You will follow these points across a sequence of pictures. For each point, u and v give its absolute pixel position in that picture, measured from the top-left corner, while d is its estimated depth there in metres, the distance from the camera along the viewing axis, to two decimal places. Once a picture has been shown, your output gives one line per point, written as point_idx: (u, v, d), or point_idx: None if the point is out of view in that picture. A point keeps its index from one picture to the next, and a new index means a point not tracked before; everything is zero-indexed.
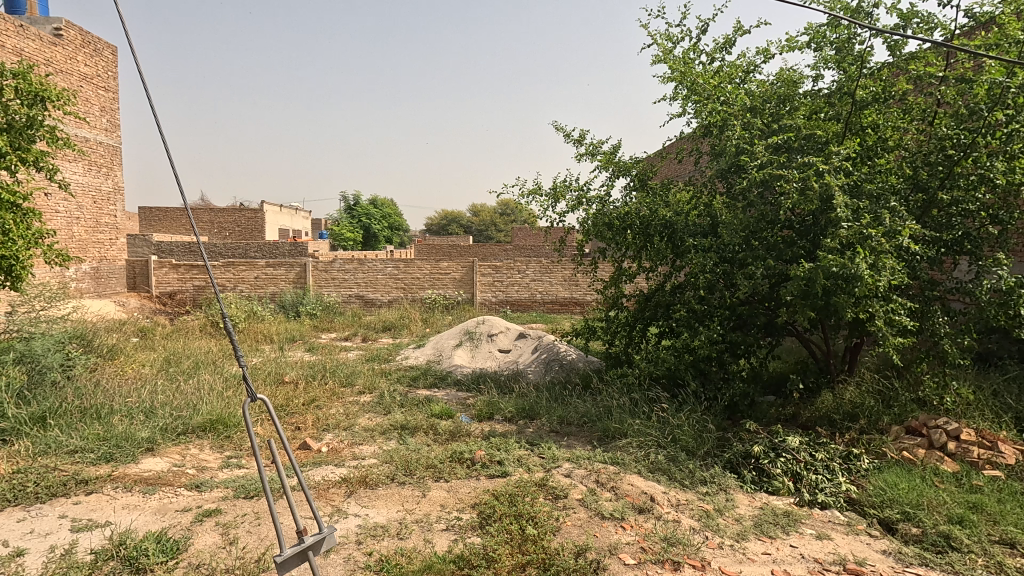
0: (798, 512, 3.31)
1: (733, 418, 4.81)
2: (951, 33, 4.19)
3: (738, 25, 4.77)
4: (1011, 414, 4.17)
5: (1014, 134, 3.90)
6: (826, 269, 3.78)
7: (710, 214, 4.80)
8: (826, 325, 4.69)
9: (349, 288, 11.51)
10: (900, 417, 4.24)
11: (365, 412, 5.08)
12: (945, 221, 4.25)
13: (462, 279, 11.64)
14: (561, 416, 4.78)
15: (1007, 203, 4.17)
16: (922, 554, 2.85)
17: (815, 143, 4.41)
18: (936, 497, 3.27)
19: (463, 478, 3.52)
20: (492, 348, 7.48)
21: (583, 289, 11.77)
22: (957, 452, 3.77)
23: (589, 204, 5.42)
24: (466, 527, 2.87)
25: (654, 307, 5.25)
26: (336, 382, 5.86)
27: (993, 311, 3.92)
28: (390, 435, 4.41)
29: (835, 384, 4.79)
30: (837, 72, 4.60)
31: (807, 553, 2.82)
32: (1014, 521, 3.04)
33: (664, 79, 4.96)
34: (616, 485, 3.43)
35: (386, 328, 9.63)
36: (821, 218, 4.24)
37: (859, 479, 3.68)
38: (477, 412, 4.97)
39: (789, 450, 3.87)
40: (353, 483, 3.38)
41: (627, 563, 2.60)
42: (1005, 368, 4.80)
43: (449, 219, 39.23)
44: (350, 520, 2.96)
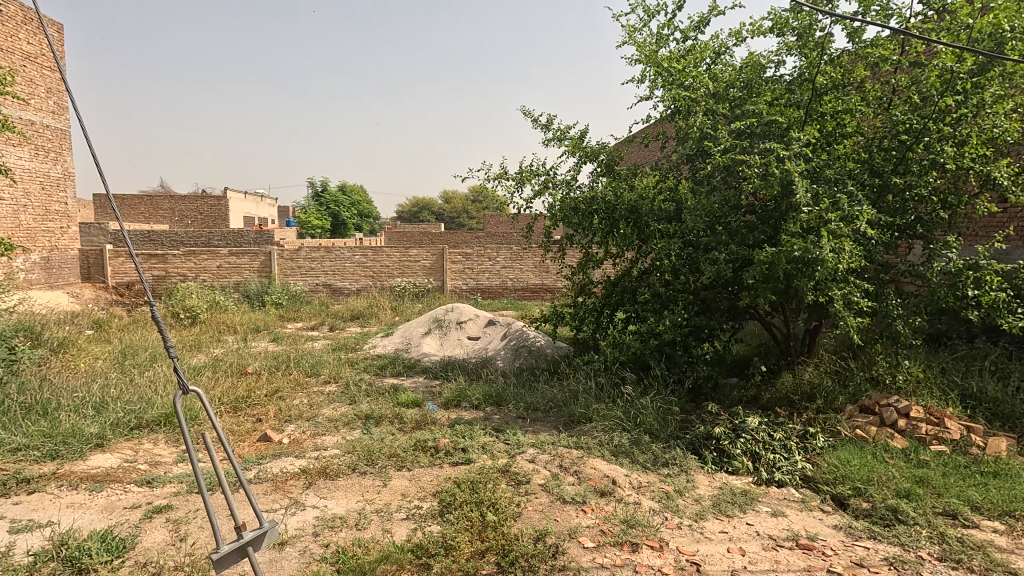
0: (756, 491, 3.39)
1: (697, 400, 4.90)
2: (907, 21, 4.27)
3: (713, 5, 4.72)
4: (956, 391, 4.38)
5: (962, 119, 4.04)
6: (787, 253, 3.84)
7: (676, 198, 4.84)
8: (787, 308, 4.80)
9: (316, 276, 11.29)
10: (854, 396, 4.40)
11: (330, 402, 4.99)
12: (899, 206, 4.34)
13: (432, 266, 11.52)
14: (528, 402, 4.79)
15: (957, 187, 4.32)
16: (871, 527, 2.95)
17: (776, 128, 4.46)
18: (885, 473, 3.39)
19: (426, 467, 3.49)
20: (461, 335, 7.42)
21: (553, 276, 11.77)
22: (906, 428, 3.93)
23: (555, 189, 5.40)
24: (426, 515, 2.84)
25: (621, 292, 5.28)
26: (301, 372, 5.75)
27: (943, 292, 4.06)
28: (355, 425, 4.34)
29: (795, 365, 4.93)
30: (799, 58, 4.62)
31: (762, 530, 2.90)
32: (957, 493, 3.18)
33: (635, 60, 4.94)
34: (580, 469, 3.46)
35: (354, 317, 9.51)
36: (782, 204, 4.30)
37: (814, 457, 3.78)
38: (444, 400, 4.93)
39: (749, 430, 3.93)
40: (312, 474, 3.32)
41: (586, 547, 2.61)
42: (954, 348, 5.03)
43: (420, 206, 38.91)
44: (307, 512, 2.90)
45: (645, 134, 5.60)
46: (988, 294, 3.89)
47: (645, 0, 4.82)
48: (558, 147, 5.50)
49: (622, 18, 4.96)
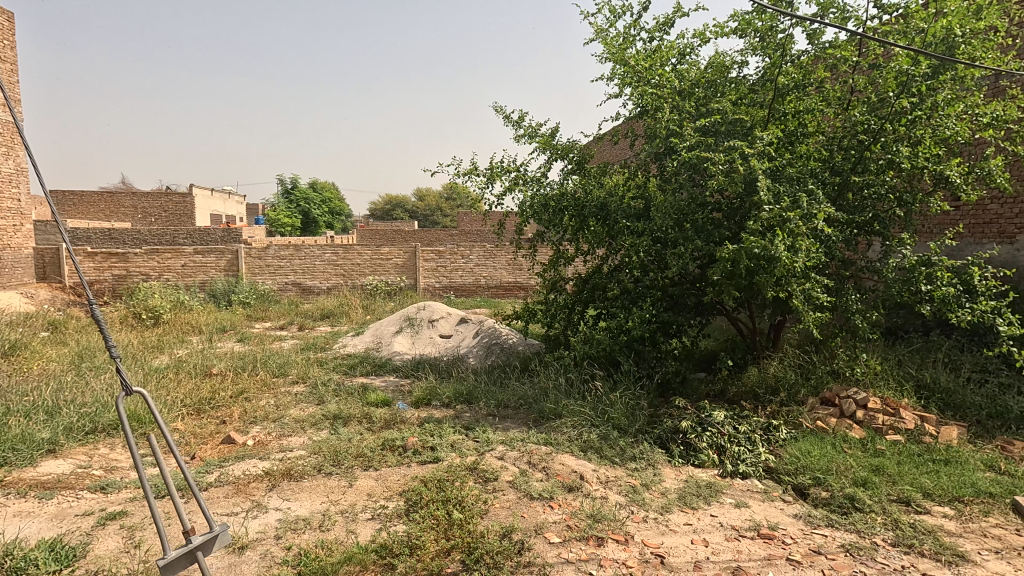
0: (720, 483, 3.45)
1: (666, 395, 4.97)
2: (864, 24, 4.38)
3: (677, 6, 4.78)
4: (911, 382, 4.54)
5: (917, 121, 4.17)
6: (749, 250, 3.92)
7: (644, 196, 4.88)
8: (752, 304, 4.90)
9: (285, 275, 11.08)
10: (816, 388, 4.52)
11: (298, 402, 4.89)
12: (858, 204, 4.49)
13: (404, 265, 11.40)
14: (499, 399, 4.78)
15: (912, 186, 4.47)
16: (829, 516, 3.03)
17: (740, 128, 4.54)
18: (844, 463, 3.50)
19: (394, 466, 3.46)
20: (433, 334, 7.37)
21: (526, 273, 11.80)
22: (864, 419, 4.06)
23: (525, 186, 5.40)
24: (392, 515, 2.82)
25: (591, 289, 5.32)
26: (268, 373, 5.62)
27: (898, 288, 4.20)
28: (322, 426, 4.27)
29: (760, 359, 5.04)
30: (763, 59, 4.71)
31: (725, 521, 2.95)
32: (910, 481, 3.30)
33: (603, 58, 4.96)
34: (548, 465, 3.48)
35: (325, 316, 9.36)
36: (746, 201, 4.38)
37: (777, 449, 3.87)
38: (414, 399, 4.89)
39: (715, 424, 3.99)
40: (276, 476, 3.26)
41: (552, 542, 2.63)
42: (910, 341, 5.22)
43: (393, 204, 38.52)
44: (270, 515, 2.85)
45: (614, 132, 5.64)
46: (939, 289, 4.03)
47: (610, 0, 4.85)
48: (530, 144, 5.50)
49: (590, 17, 4.98)
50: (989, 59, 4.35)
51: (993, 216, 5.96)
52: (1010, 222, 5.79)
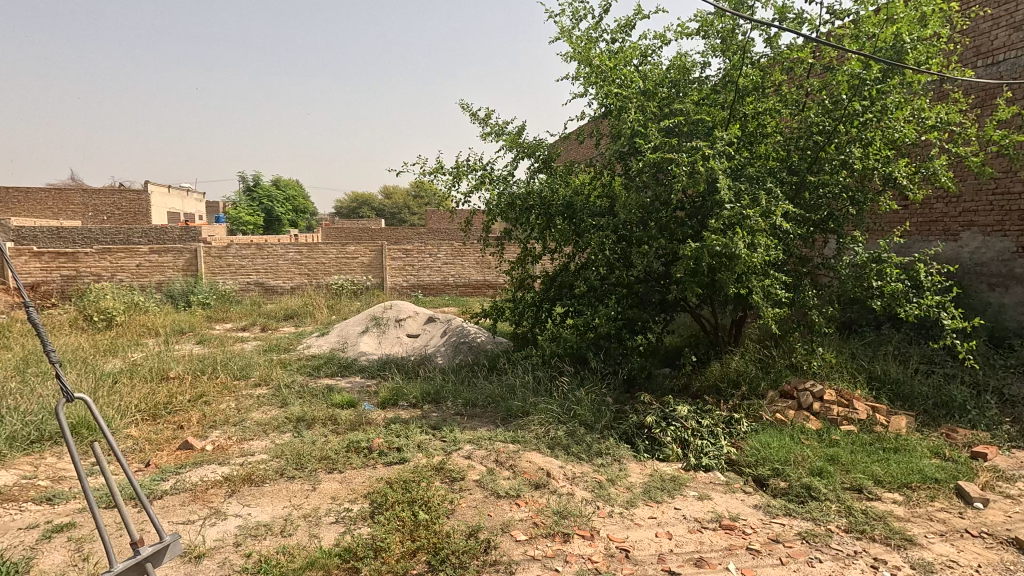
0: (683, 476, 3.51)
1: (632, 391, 5.04)
2: (818, 29, 4.52)
3: (638, 8, 4.84)
4: (864, 374, 4.72)
5: (867, 123, 4.33)
6: (710, 248, 4.00)
7: (609, 195, 4.93)
8: (714, 301, 5.01)
9: (247, 274, 10.80)
10: (775, 381, 4.66)
11: (260, 405, 4.77)
12: (814, 203, 4.62)
13: (371, 263, 11.25)
14: (467, 398, 4.76)
15: (864, 186, 4.63)
16: (787, 505, 3.13)
17: (701, 127, 4.63)
18: (801, 453, 3.61)
19: (359, 468, 3.41)
20: (400, 333, 7.28)
21: (495, 272, 11.79)
22: (820, 411, 4.20)
23: (492, 185, 5.38)
24: (356, 518, 2.77)
25: (559, 286, 5.34)
26: (229, 375, 5.46)
27: (851, 283, 4.36)
28: (286, 429, 4.17)
29: (722, 354, 5.16)
30: (723, 60, 4.81)
31: (688, 514, 3.01)
32: (863, 469, 3.43)
33: (567, 57, 4.99)
34: (515, 463, 3.48)
35: (289, 317, 9.15)
36: (708, 200, 4.46)
37: (738, 442, 3.96)
38: (380, 399, 4.82)
39: (678, 419, 4.07)
40: (236, 481, 3.17)
41: (518, 540, 2.63)
42: (863, 335, 5.44)
43: (359, 202, 37.95)
44: (228, 522, 2.77)
45: (580, 132, 5.68)
46: (889, 284, 4.20)
47: (573, 1, 4.88)
48: (496, 142, 5.49)
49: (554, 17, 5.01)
50: (934, 64, 4.54)
51: (939, 215, 6.30)
52: (954, 219, 6.14)
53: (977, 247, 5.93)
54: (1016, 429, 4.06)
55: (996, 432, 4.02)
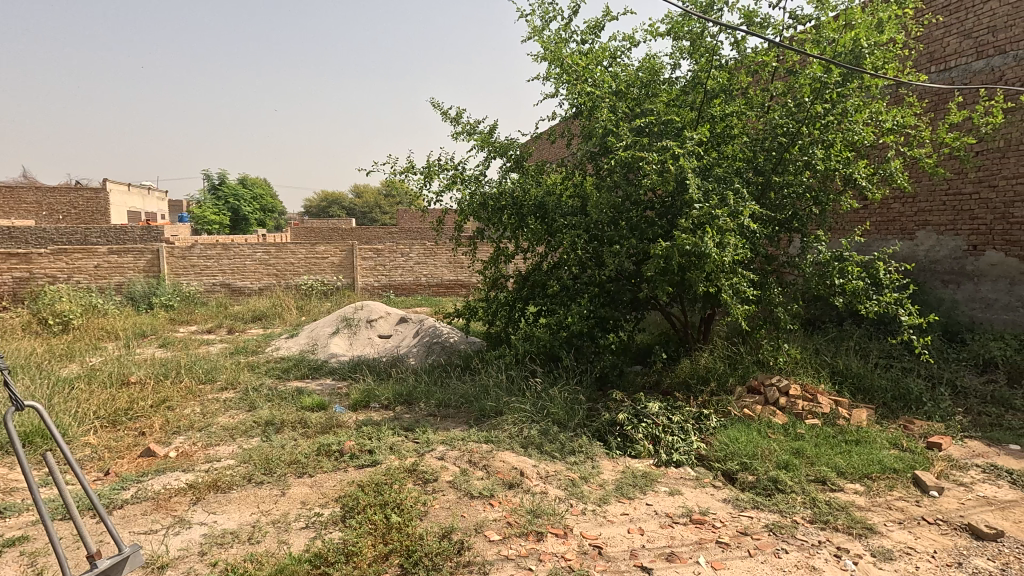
0: (655, 472, 3.56)
1: (604, 389, 5.09)
2: (782, 33, 4.64)
3: (607, 10, 4.89)
4: (827, 369, 4.87)
5: (829, 125, 4.47)
6: (680, 247, 4.06)
7: (581, 195, 4.97)
8: (683, 299, 5.09)
9: (213, 275, 10.52)
10: (743, 377, 4.76)
11: (226, 409, 4.65)
12: (779, 203, 4.73)
13: (341, 263, 11.08)
14: (440, 399, 4.73)
15: (826, 186, 4.76)
16: (755, 498, 3.20)
17: (671, 128, 4.70)
18: (767, 447, 3.70)
19: (330, 471, 3.35)
20: (372, 334, 7.20)
21: (467, 271, 11.74)
22: (786, 405, 4.31)
23: (464, 184, 5.36)
24: (327, 522, 2.73)
25: (532, 286, 5.35)
26: (193, 379, 5.30)
27: (815, 281, 4.49)
28: (254, 433, 4.08)
29: (692, 352, 5.26)
30: (691, 62, 4.90)
31: (659, 509, 3.05)
32: (826, 461, 3.54)
33: (538, 57, 5.01)
34: (488, 463, 3.48)
35: (256, 318, 8.94)
36: (677, 199, 4.52)
37: (708, 437, 4.04)
38: (351, 402, 4.75)
39: (650, 415, 4.13)
40: (201, 488, 3.08)
41: (492, 540, 2.63)
42: (827, 331, 5.60)
43: (330, 201, 37.36)
44: (193, 530, 2.69)
45: (551, 132, 5.70)
46: (850, 282, 4.33)
47: (543, 2, 4.90)
48: (468, 141, 5.47)
49: (524, 17, 5.03)
50: (890, 68, 4.71)
51: (896, 215, 6.56)
52: (910, 219, 6.40)
53: (932, 246, 6.19)
54: (968, 419, 4.25)
55: (950, 423, 4.19)
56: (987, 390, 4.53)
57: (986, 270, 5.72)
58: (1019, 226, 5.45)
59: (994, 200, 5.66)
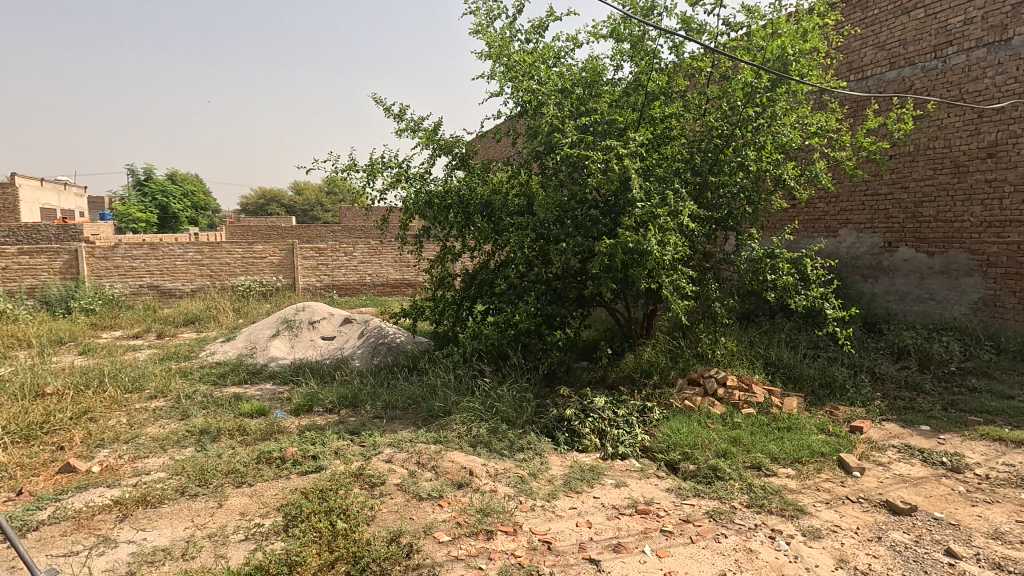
0: (602, 465, 3.64)
1: (552, 385, 5.15)
2: (716, 39, 4.83)
3: (551, 10, 4.94)
4: (761, 361, 5.13)
5: (760, 128, 4.70)
6: (623, 245, 4.16)
7: (527, 194, 5.00)
8: (627, 295, 5.22)
9: (139, 277, 9.89)
10: (684, 370, 4.94)
11: (156, 419, 4.38)
12: (715, 202, 4.93)
13: (281, 263, 10.68)
14: (386, 400, 4.64)
15: (758, 187, 5.00)
16: (696, 486, 3.33)
17: (614, 128, 4.81)
18: (707, 437, 3.86)
19: (271, 480, 3.23)
20: (314, 336, 6.98)
21: (414, 271, 11.59)
22: (723, 396, 4.50)
23: (408, 182, 5.28)
24: (268, 533, 2.62)
25: (479, 284, 5.34)
26: (118, 388, 4.96)
27: (749, 277, 4.70)
28: (187, 443, 3.86)
29: (636, 346, 5.40)
30: (632, 65, 5.02)
31: (606, 501, 3.12)
32: (761, 448, 3.72)
33: (482, 55, 5.00)
34: (437, 464, 3.45)
35: (189, 322, 8.47)
36: (621, 198, 4.63)
37: (651, 429, 4.16)
38: (293, 406, 4.59)
39: (596, 410, 4.21)
40: (128, 504, 2.89)
41: (441, 541, 2.61)
42: (760, 325, 5.90)
43: (268, 198, 35.91)
44: (120, 549, 2.52)
45: (497, 130, 5.71)
46: (781, 278, 4.58)
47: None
48: (412, 139, 5.39)
49: (468, 16, 5.01)
50: (813, 76, 5.00)
51: (821, 214, 7.00)
52: (833, 218, 6.84)
53: (852, 243, 6.65)
54: (886, 403, 4.58)
55: (870, 407, 4.50)
56: (901, 376, 4.90)
57: (899, 265, 6.19)
58: (927, 224, 5.94)
59: (906, 201, 6.13)
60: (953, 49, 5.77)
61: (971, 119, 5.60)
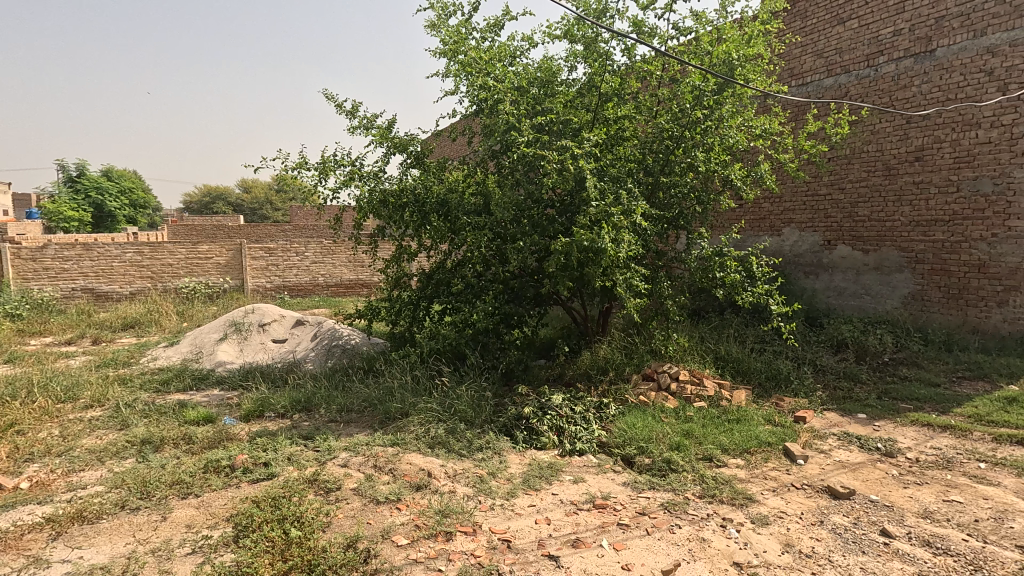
0: (560, 462, 3.68)
1: (510, 383, 5.16)
2: (667, 43, 4.96)
3: (507, 9, 4.94)
4: (711, 355, 5.30)
5: (708, 130, 4.85)
6: (579, 244, 4.22)
7: (483, 193, 4.99)
8: (583, 294, 5.29)
9: (72, 279, 9.33)
10: (638, 366, 5.06)
11: (92, 429, 4.13)
12: (667, 202, 5.05)
13: (228, 264, 10.28)
14: (342, 404, 4.54)
15: (707, 187, 5.16)
16: (651, 479, 3.41)
17: (568, 128, 4.86)
18: (661, 431, 3.96)
19: (220, 489, 3.10)
20: (265, 339, 6.75)
21: (369, 271, 11.39)
22: (676, 390, 4.63)
23: (362, 181, 5.18)
24: (217, 545, 2.52)
25: (436, 284, 5.29)
26: (49, 398, 4.65)
27: (699, 275, 4.85)
28: (127, 454, 3.66)
29: (592, 344, 5.49)
30: (586, 66, 5.09)
31: (565, 498, 3.16)
32: (712, 440, 3.85)
33: (437, 52, 4.96)
34: (395, 466, 3.40)
35: (128, 326, 8.04)
36: (576, 197, 4.68)
37: (608, 424, 4.24)
38: (243, 413, 4.43)
39: (554, 408, 4.25)
40: (62, 521, 2.72)
41: (399, 545, 2.57)
42: (710, 321, 6.09)
43: (213, 196, 34.49)
44: (53, 569, 2.37)
45: (452, 129, 5.67)
46: (729, 275, 4.74)
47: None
48: (366, 136, 5.29)
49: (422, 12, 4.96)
50: (758, 81, 5.20)
51: (766, 213, 7.33)
52: (777, 217, 7.16)
53: (795, 241, 6.97)
54: (826, 393, 4.82)
55: (812, 397, 4.73)
56: (840, 367, 5.16)
57: (837, 263, 6.53)
58: (862, 224, 6.28)
59: (843, 201, 6.47)
60: (884, 58, 6.12)
61: (900, 124, 5.96)
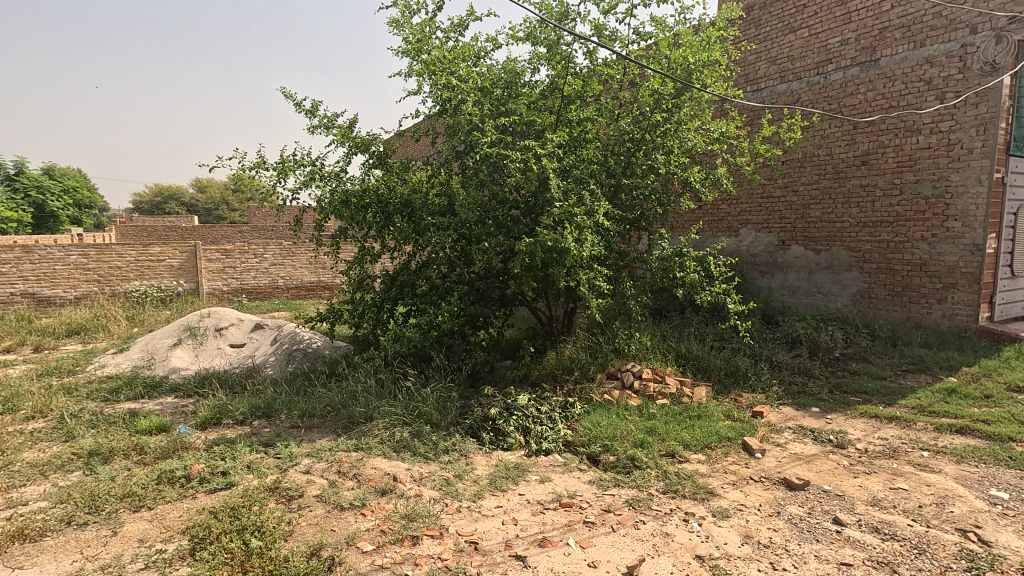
0: (526, 462, 3.69)
1: (476, 385, 5.15)
2: (628, 47, 5.04)
3: (471, 10, 4.93)
4: (673, 354, 5.42)
5: (667, 133, 4.96)
6: (543, 244, 4.24)
7: (447, 193, 4.96)
8: (548, 294, 5.33)
9: (10, 283, 8.82)
10: (603, 366, 5.12)
11: (34, 443, 3.90)
12: (629, 203, 5.13)
13: (182, 266, 9.90)
14: (303, 409, 4.44)
15: (667, 189, 5.27)
16: (616, 477, 3.46)
17: (532, 129, 4.88)
18: (625, 429, 4.02)
19: (175, 501, 2.98)
20: (221, 344, 6.53)
21: (331, 273, 11.18)
22: (640, 388, 4.71)
23: (323, 181, 5.07)
24: (172, 559, 2.42)
25: (400, 286, 5.23)
26: None
27: (660, 274, 4.95)
28: (73, 468, 3.48)
29: (557, 344, 5.53)
30: (549, 69, 5.13)
31: (531, 498, 3.17)
32: (674, 436, 3.93)
33: (400, 51, 4.90)
34: (359, 471, 3.34)
35: (73, 332, 7.64)
36: (540, 198, 4.71)
37: (573, 423, 4.28)
38: (199, 421, 4.27)
39: (520, 408, 4.27)
40: (1, 540, 2.56)
41: (364, 551, 2.53)
42: (671, 320, 6.22)
43: (165, 196, 33.18)
44: None
45: (415, 129, 5.62)
46: (689, 275, 4.85)
47: None
48: (326, 136, 5.18)
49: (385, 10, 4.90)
50: (714, 86, 5.35)
51: (724, 214, 7.59)
52: (735, 218, 7.45)
53: (751, 242, 7.24)
54: (782, 389, 5.00)
55: (769, 393, 4.89)
56: (795, 363, 5.36)
57: (792, 262, 6.80)
58: (814, 225, 6.55)
59: (796, 203, 6.75)
60: (832, 66, 6.39)
61: (848, 129, 6.23)
